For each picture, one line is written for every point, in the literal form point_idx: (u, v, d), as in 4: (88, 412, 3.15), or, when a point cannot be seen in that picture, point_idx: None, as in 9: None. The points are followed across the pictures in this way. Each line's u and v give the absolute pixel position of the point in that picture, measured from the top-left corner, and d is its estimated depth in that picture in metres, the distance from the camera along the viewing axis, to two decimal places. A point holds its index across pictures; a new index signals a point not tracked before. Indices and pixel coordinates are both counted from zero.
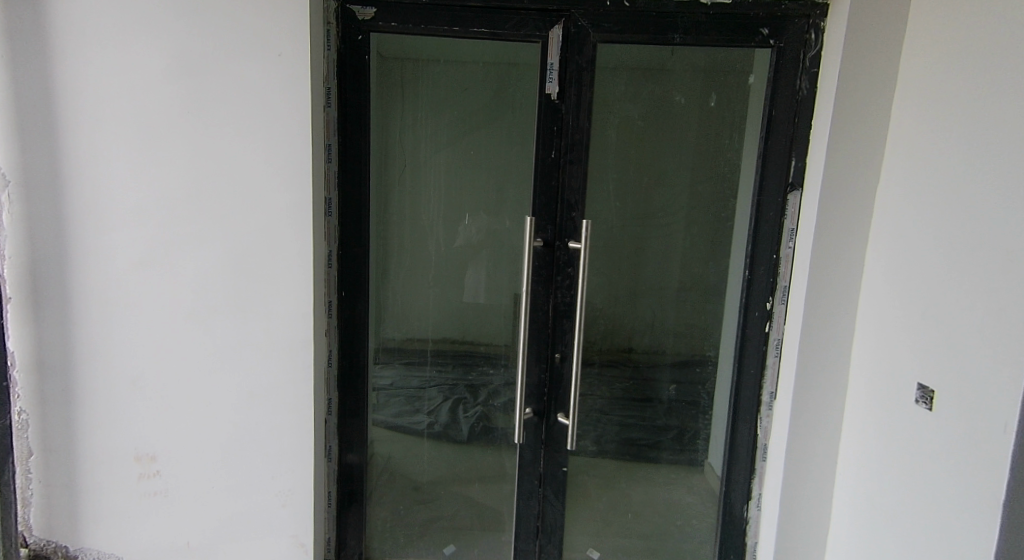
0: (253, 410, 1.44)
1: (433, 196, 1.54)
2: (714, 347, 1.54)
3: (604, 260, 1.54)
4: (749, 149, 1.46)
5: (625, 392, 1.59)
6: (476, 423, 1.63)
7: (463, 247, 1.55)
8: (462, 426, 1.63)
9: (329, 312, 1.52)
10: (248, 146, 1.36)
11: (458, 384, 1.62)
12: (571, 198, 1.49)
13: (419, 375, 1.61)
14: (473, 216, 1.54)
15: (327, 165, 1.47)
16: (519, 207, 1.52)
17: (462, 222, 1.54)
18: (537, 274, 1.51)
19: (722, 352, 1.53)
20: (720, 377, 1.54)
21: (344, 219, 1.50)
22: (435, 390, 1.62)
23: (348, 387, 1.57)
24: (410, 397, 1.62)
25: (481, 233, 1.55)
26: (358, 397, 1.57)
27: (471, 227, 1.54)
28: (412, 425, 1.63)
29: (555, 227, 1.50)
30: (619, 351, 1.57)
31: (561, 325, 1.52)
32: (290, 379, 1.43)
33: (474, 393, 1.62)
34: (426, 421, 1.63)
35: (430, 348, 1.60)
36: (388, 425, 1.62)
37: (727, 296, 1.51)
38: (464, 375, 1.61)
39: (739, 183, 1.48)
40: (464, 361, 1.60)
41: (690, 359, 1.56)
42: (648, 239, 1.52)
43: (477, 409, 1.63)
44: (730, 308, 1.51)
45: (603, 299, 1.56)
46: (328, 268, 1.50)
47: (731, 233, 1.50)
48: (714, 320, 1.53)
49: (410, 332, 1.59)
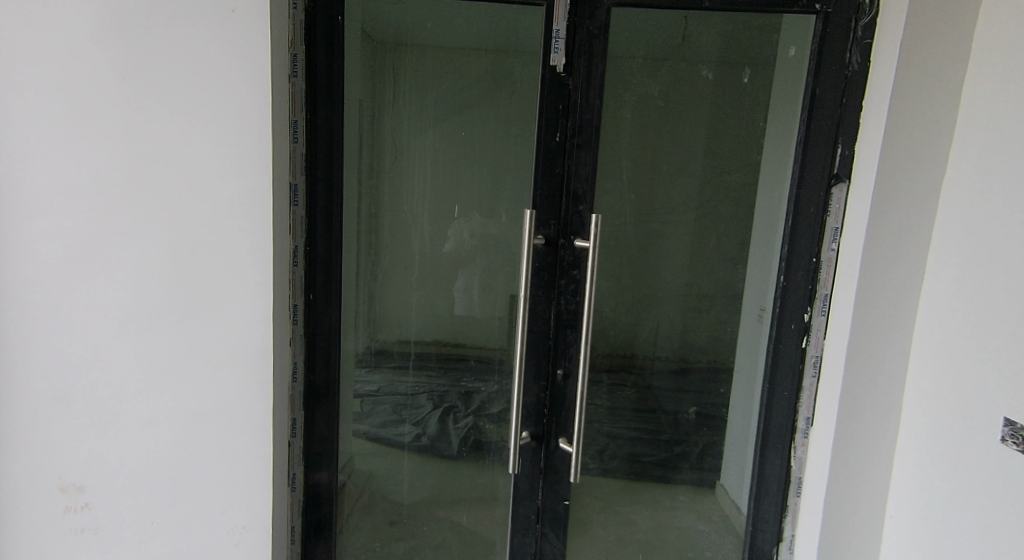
0: (199, 433, 1.22)
1: (417, 186, 1.33)
2: (741, 365, 1.33)
3: (617, 263, 1.33)
4: (784, 135, 1.25)
5: (637, 413, 1.38)
6: (468, 436, 1.42)
7: (452, 246, 1.34)
8: (452, 438, 1.42)
9: (294, 318, 1.31)
10: (194, 122, 1.14)
11: (449, 391, 1.41)
12: (578, 190, 1.27)
13: (406, 382, 1.40)
14: (464, 210, 1.33)
15: (293, 146, 1.25)
16: (517, 202, 1.31)
17: (452, 217, 1.33)
18: (538, 277, 1.30)
19: (748, 369, 1.33)
20: (747, 399, 1.33)
21: (311, 210, 1.29)
22: (423, 397, 1.41)
23: (315, 405, 1.36)
24: (395, 407, 1.41)
25: (473, 231, 1.33)
26: (328, 416, 1.36)
27: (462, 224, 1.33)
28: (395, 438, 1.42)
29: (559, 223, 1.29)
30: (631, 368, 1.36)
31: (564, 338, 1.32)
32: (244, 398, 1.22)
33: (467, 399, 1.41)
34: (412, 433, 1.42)
35: (413, 358, 1.40)
36: (369, 436, 1.41)
37: (752, 305, 1.31)
38: (456, 382, 1.40)
39: (770, 174, 1.27)
40: (455, 365, 1.39)
41: (714, 378, 1.35)
42: (665, 240, 1.31)
43: (468, 419, 1.42)
44: (758, 320, 1.31)
45: (613, 308, 1.35)
46: (292, 267, 1.28)
47: (760, 232, 1.29)
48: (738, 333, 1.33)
49: (394, 341, 1.39)
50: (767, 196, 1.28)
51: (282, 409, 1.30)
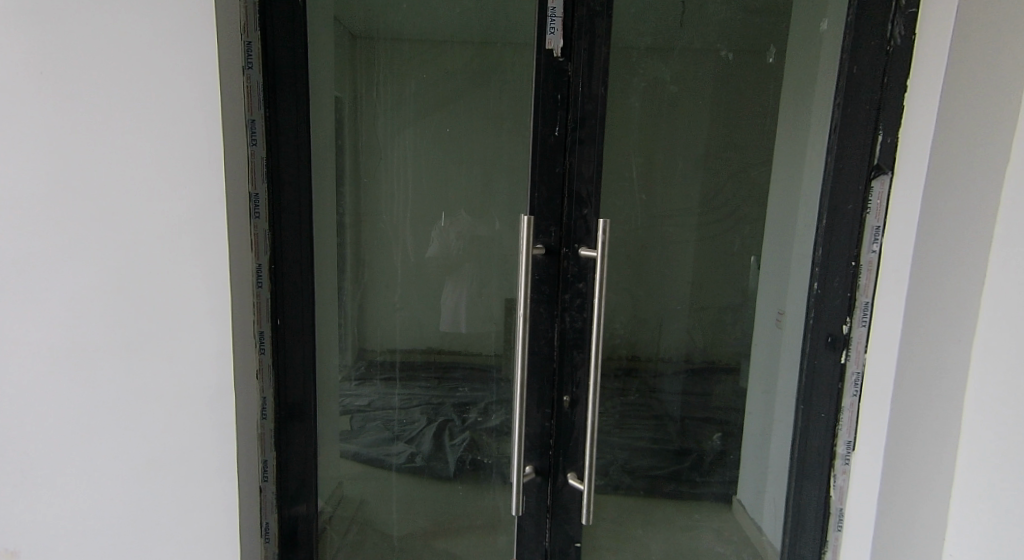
0: (152, 485, 1.07)
1: (395, 189, 1.17)
2: (757, 379, 1.20)
3: (626, 271, 1.18)
4: (804, 122, 1.12)
5: (655, 440, 1.22)
6: (465, 454, 1.26)
7: (435, 253, 1.18)
8: (447, 457, 1.26)
9: (260, 348, 1.14)
10: (132, 132, 0.99)
11: (443, 404, 1.24)
12: (583, 191, 1.11)
13: (400, 393, 1.24)
14: (451, 217, 1.17)
15: (251, 149, 1.09)
16: (511, 206, 1.16)
17: (436, 225, 1.17)
18: (539, 291, 1.14)
19: (762, 376, 1.20)
20: (779, 418, 1.20)
21: (276, 222, 1.13)
22: (417, 411, 1.24)
23: (289, 445, 1.20)
24: (389, 421, 1.25)
25: (461, 237, 1.17)
26: (302, 454, 1.21)
27: (449, 226, 1.17)
28: (386, 457, 1.26)
29: (561, 230, 1.13)
30: (645, 389, 1.21)
31: (570, 359, 1.16)
32: (204, 440, 1.07)
33: (462, 411, 1.24)
34: (406, 452, 1.26)
35: (400, 384, 1.23)
36: (360, 457, 1.25)
37: (762, 313, 1.18)
38: (450, 393, 1.23)
39: (784, 160, 1.14)
40: (449, 373, 1.23)
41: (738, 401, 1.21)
42: (678, 244, 1.17)
43: (464, 435, 1.25)
44: (776, 325, 1.18)
45: (624, 323, 1.19)
46: (257, 289, 1.12)
47: (776, 229, 1.15)
48: (758, 345, 1.19)
49: (383, 351, 1.22)
50: (784, 189, 1.14)
51: (251, 451, 1.14)
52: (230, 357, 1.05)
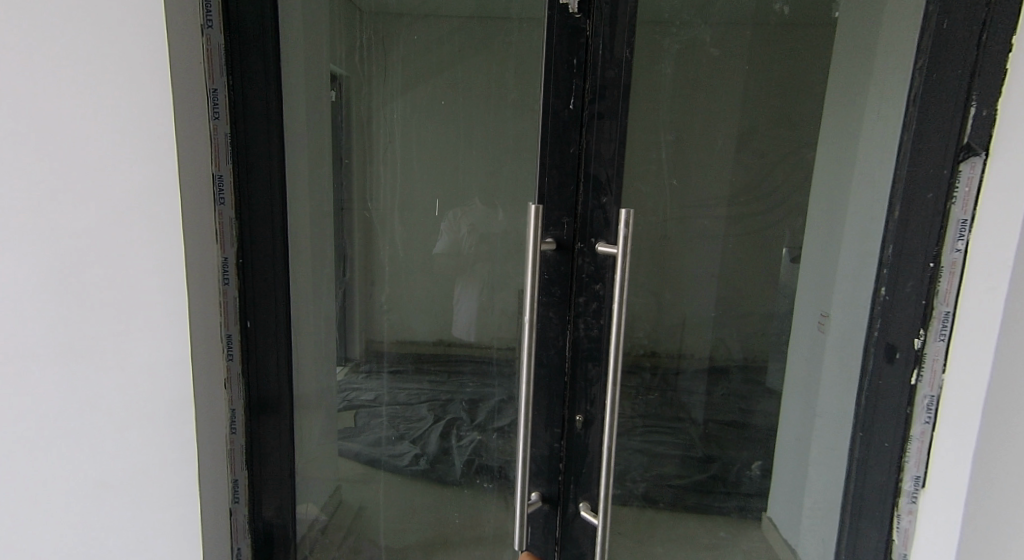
0: (113, 494, 0.99)
1: (383, 172, 1.01)
2: (797, 396, 1.02)
3: (651, 269, 1.01)
4: (860, 89, 0.93)
5: (682, 466, 1.07)
6: (473, 458, 1.08)
7: (443, 249, 1.01)
8: (455, 461, 1.09)
9: (229, 351, 1.01)
10: (88, 110, 0.92)
11: (452, 400, 1.06)
12: (600, 175, 0.94)
13: (407, 390, 1.07)
14: (461, 210, 1.00)
15: (214, 124, 0.96)
16: (516, 195, 0.98)
17: (443, 219, 1.01)
18: (549, 291, 0.97)
19: (804, 388, 1.02)
20: (818, 440, 1.03)
21: (242, 209, 0.99)
22: (424, 408, 1.08)
23: (262, 462, 1.06)
24: (393, 420, 1.09)
25: (471, 233, 1.01)
26: (276, 473, 1.07)
27: (459, 216, 1.00)
28: (391, 459, 1.10)
29: (576, 222, 0.95)
30: (679, 411, 1.05)
31: (583, 372, 0.99)
32: (164, 450, 0.98)
33: (473, 410, 1.06)
34: (411, 454, 1.10)
35: (400, 391, 1.07)
36: (362, 459, 1.11)
37: (805, 319, 1.00)
38: (459, 389, 1.05)
39: (830, 139, 0.95)
40: (456, 367, 1.05)
41: (774, 422, 1.04)
42: (711, 238, 0.99)
43: (473, 436, 1.07)
44: (818, 328, 1.00)
45: (653, 328, 1.03)
46: (224, 286, 0.99)
47: (821, 220, 0.97)
48: (802, 356, 1.01)
49: (390, 343, 1.06)
50: (840, 174, 0.96)
51: (216, 468, 1.01)
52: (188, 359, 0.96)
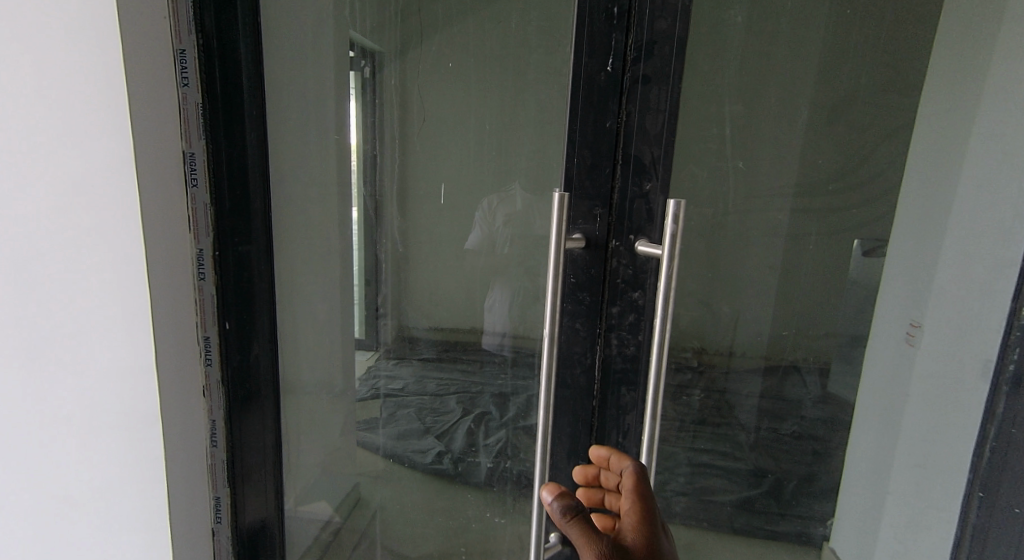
0: (74, 514, 0.87)
1: (387, 155, 0.87)
2: (874, 417, 0.86)
3: (705, 273, 0.82)
4: (980, 44, 0.72)
5: (732, 501, 0.91)
6: (500, 459, 0.95)
7: (476, 244, 0.87)
8: (481, 460, 0.96)
9: (206, 353, 0.89)
10: (27, 70, 0.76)
11: (481, 394, 0.93)
12: (643, 158, 0.74)
13: (435, 378, 0.94)
14: (500, 198, 0.84)
15: (183, 92, 0.82)
16: (533, 183, 0.83)
17: (479, 208, 0.85)
18: (576, 297, 0.79)
19: (886, 409, 0.85)
20: (907, 482, 0.86)
21: (218, 193, 0.86)
22: (452, 400, 0.94)
23: (248, 472, 0.96)
24: (420, 413, 0.96)
25: (507, 226, 0.85)
26: (262, 487, 0.97)
27: (496, 205, 0.85)
28: (415, 455, 0.99)
29: (612, 215, 0.76)
30: (753, 441, 0.88)
31: (615, 398, 0.81)
32: (128, 472, 0.85)
33: (503, 402, 0.93)
34: (436, 450, 0.98)
35: (429, 382, 0.95)
36: (384, 452, 1.00)
37: (886, 329, 0.82)
38: (487, 381, 0.92)
39: (931, 115, 0.75)
40: (487, 358, 0.91)
41: (837, 455, 0.87)
42: (781, 238, 0.80)
43: (502, 434, 0.94)
44: (906, 342, 0.82)
45: (703, 345, 0.85)
46: (200, 280, 0.87)
47: (913, 217, 0.78)
48: (879, 372, 0.84)
49: (428, 329, 0.92)
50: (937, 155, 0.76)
51: (197, 484, 0.91)
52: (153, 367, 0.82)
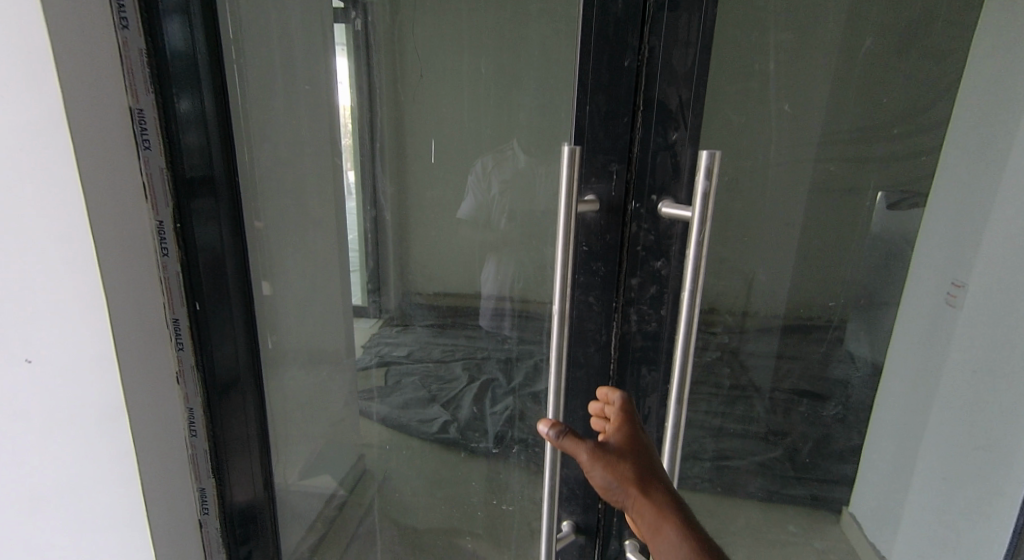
0: (35, 526, 0.77)
1: (385, 106, 0.78)
2: (905, 381, 0.78)
3: (741, 237, 0.72)
4: None
5: (755, 487, 0.84)
6: (506, 428, 0.90)
7: (469, 211, 0.80)
8: (487, 428, 0.91)
9: (176, 337, 0.81)
10: None
11: (487, 360, 0.87)
12: (669, 104, 0.63)
13: (439, 344, 0.88)
14: (496, 159, 0.77)
15: (125, 39, 0.71)
16: (534, 139, 0.75)
17: (474, 170, 0.78)
18: (591, 267, 0.68)
19: (913, 376, 0.78)
20: (938, 453, 0.80)
21: (173, 160, 0.78)
22: (456, 367, 0.88)
23: (233, 456, 0.92)
24: (424, 380, 0.91)
25: (502, 193, 0.78)
26: (247, 473, 0.94)
27: (491, 167, 0.77)
28: (420, 424, 0.94)
29: (631, 172, 0.65)
30: (780, 422, 0.80)
31: (634, 379, 0.72)
32: (97, 476, 0.75)
33: (507, 368, 0.87)
34: (441, 419, 0.93)
35: (432, 350, 0.88)
36: (389, 422, 0.95)
37: (921, 293, 0.74)
38: (493, 346, 0.86)
39: (986, 44, 0.64)
40: (495, 322, 0.84)
41: (864, 430, 0.81)
42: (815, 200, 0.69)
43: (508, 403, 0.88)
44: (946, 305, 0.74)
45: (734, 318, 0.75)
46: (164, 256, 0.78)
47: (958, 168, 0.69)
48: (910, 337, 0.76)
49: (428, 296, 0.86)
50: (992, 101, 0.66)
51: (179, 479, 0.84)
52: (115, 358, 0.71)
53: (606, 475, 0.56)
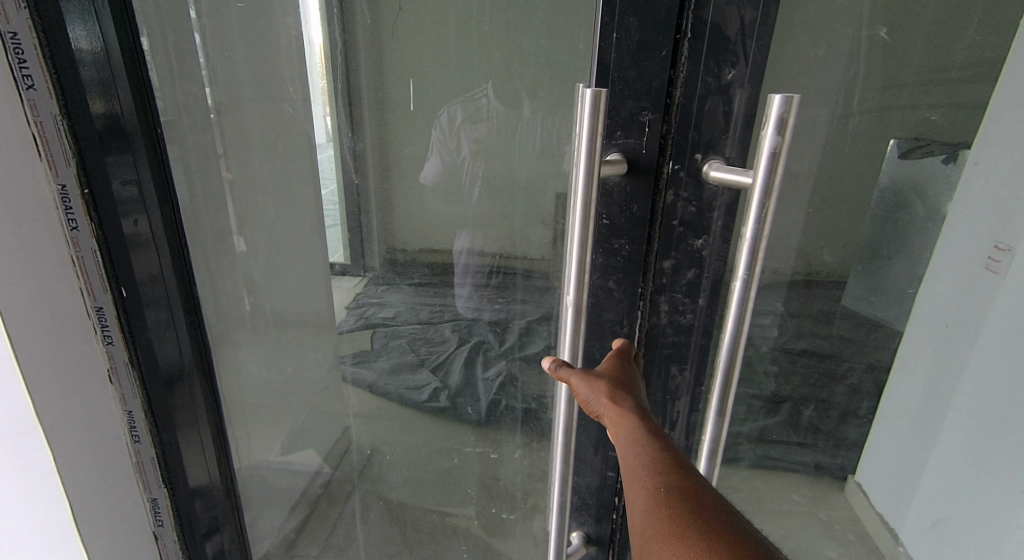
0: None
1: (359, 41, 0.65)
2: (930, 350, 0.64)
3: (810, 207, 0.57)
4: None
5: (780, 491, 0.74)
6: (499, 395, 0.80)
7: (434, 175, 0.69)
8: (478, 392, 0.81)
9: (100, 325, 0.67)
10: None
11: (477, 321, 0.76)
12: (726, 29, 0.47)
13: (424, 305, 0.77)
14: (467, 110, 0.65)
15: None
16: (539, 82, 0.62)
17: (438, 123, 0.66)
18: (614, 245, 0.55)
19: (941, 346, 0.64)
20: (965, 430, 0.67)
21: (71, 105, 0.59)
22: (445, 326, 0.78)
23: (185, 462, 0.79)
24: (412, 341, 0.80)
25: (474, 153, 0.67)
26: (206, 474, 0.83)
27: (459, 122, 0.66)
28: (408, 391, 0.84)
29: (671, 125, 0.50)
30: (817, 422, 0.69)
31: (662, 379, 0.60)
32: (15, 492, 0.63)
33: (499, 331, 0.76)
34: (429, 385, 0.83)
35: (416, 311, 0.78)
36: (377, 389, 0.85)
37: (960, 249, 0.59)
38: (483, 306, 0.75)
39: None
40: (485, 279, 0.73)
41: (895, 417, 0.68)
42: (886, 165, 0.55)
43: (502, 365, 0.78)
44: (986, 271, 0.59)
45: (791, 306, 0.62)
46: (73, 230, 0.62)
47: None
48: (938, 309, 0.62)
49: (410, 253, 0.74)
50: None
51: (123, 490, 0.72)
52: (14, 359, 0.57)
53: (584, 387, 0.49)
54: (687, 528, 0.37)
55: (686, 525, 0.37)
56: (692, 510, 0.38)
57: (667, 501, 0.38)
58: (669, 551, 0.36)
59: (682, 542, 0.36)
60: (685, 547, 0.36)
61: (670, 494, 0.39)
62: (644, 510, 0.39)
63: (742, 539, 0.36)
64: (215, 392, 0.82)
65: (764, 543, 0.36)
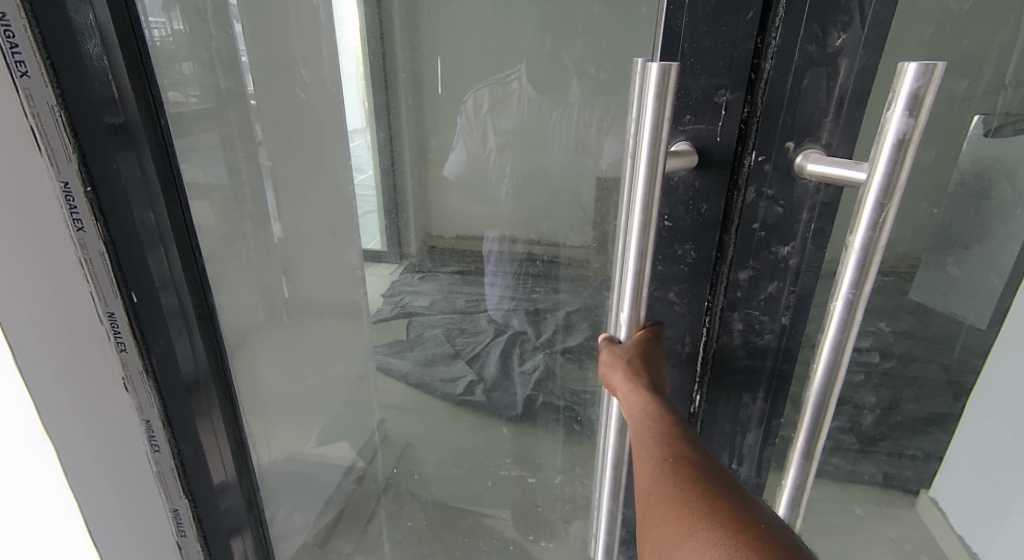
0: None
1: (394, 17, 0.58)
2: None
3: (930, 208, 0.46)
4: None
5: (854, 523, 0.64)
6: (540, 398, 0.73)
7: (458, 165, 0.63)
8: (516, 392, 0.74)
9: (112, 332, 0.62)
10: None
11: (518, 313, 0.69)
12: None
13: (463, 295, 0.70)
14: (495, 95, 0.58)
15: None
16: (588, 61, 0.53)
17: (463, 109, 0.59)
18: (681, 249, 0.46)
19: None
20: None
21: (69, 96, 0.55)
22: (484, 318, 0.70)
23: (206, 472, 0.74)
24: (449, 333, 0.74)
25: (501, 144, 0.60)
26: (228, 488, 0.78)
27: (483, 108, 0.58)
28: (445, 386, 0.78)
29: (753, 105, 0.41)
30: (903, 451, 0.59)
31: (730, 406, 0.51)
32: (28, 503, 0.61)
33: (536, 320, 0.68)
34: (467, 380, 0.76)
35: (451, 305, 0.71)
36: (410, 379, 0.80)
37: None
38: (526, 296, 0.67)
39: None
40: (530, 268, 0.65)
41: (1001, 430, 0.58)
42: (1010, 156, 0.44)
43: (540, 358, 0.70)
44: None
45: (899, 327, 0.52)
46: (78, 232, 0.58)
47: None
48: None
49: (445, 242, 0.67)
50: None
51: (143, 501, 0.69)
52: (17, 370, 0.55)
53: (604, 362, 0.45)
54: (695, 497, 0.33)
55: (692, 496, 0.33)
56: (703, 481, 0.34)
57: (676, 470, 0.35)
58: (671, 517, 0.33)
59: (687, 507, 0.32)
60: (687, 511, 0.32)
61: (682, 465, 0.35)
62: (652, 477, 0.36)
63: (756, 512, 0.31)
64: (235, 403, 0.76)
65: (780, 521, 0.31)
